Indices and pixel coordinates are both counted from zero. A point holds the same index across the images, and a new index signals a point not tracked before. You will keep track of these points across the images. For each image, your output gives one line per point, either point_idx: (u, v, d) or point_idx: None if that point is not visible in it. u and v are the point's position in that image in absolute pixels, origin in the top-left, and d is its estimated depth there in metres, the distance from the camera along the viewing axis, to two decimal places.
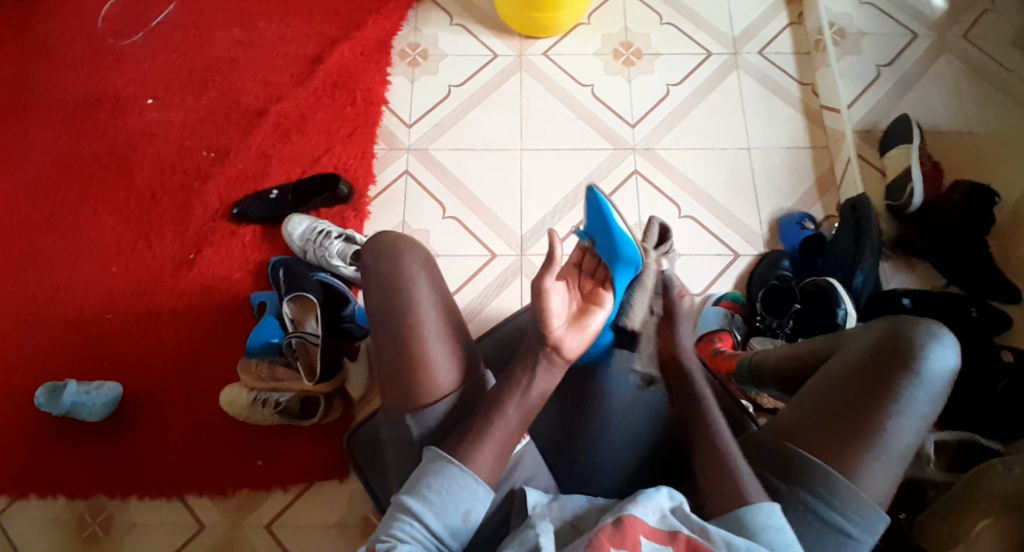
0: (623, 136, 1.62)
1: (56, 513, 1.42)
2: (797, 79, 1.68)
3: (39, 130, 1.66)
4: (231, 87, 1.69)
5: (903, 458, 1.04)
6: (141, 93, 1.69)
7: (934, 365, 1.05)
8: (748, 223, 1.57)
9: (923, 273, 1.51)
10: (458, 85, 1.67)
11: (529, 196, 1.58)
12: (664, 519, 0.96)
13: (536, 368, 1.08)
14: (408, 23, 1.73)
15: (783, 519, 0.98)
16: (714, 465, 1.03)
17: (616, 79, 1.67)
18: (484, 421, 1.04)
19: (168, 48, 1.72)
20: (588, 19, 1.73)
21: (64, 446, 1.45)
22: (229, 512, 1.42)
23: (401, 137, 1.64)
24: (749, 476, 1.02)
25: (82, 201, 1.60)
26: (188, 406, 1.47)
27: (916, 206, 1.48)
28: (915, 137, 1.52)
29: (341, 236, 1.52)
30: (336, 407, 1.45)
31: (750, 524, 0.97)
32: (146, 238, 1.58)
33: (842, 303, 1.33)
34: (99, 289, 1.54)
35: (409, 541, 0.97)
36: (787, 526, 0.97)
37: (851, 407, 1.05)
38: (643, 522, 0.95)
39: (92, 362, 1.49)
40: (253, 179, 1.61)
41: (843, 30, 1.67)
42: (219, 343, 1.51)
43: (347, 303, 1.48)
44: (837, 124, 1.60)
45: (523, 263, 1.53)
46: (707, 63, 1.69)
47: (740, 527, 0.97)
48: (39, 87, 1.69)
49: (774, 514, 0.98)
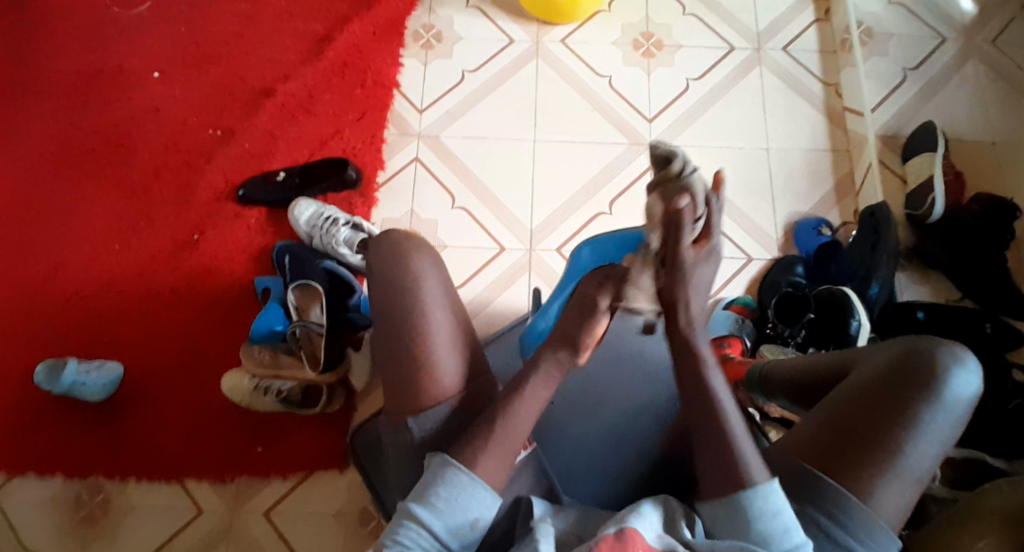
0: (639, 131, 1.59)
1: (54, 493, 1.41)
2: (821, 78, 1.64)
3: (42, 99, 1.62)
4: (239, 63, 1.64)
5: (919, 481, 1.03)
6: (146, 66, 1.64)
7: (953, 388, 1.04)
8: (763, 225, 1.54)
9: (938, 284, 1.49)
10: (471, 71, 1.63)
11: (540, 189, 1.54)
12: (659, 538, 0.94)
13: (547, 381, 1.06)
14: (421, 3, 1.68)
15: (783, 501, 0.94)
16: (715, 467, 0.98)
17: (634, 70, 1.63)
18: (477, 430, 1.02)
19: (175, 20, 1.68)
20: (607, 6, 1.68)
21: (63, 425, 1.44)
22: (227, 497, 1.41)
23: (411, 123, 1.60)
24: (759, 469, 0.96)
25: (84, 175, 1.57)
26: (188, 390, 1.46)
27: (935, 217, 1.46)
28: (940, 145, 1.48)
29: (348, 223, 1.49)
30: (338, 398, 1.43)
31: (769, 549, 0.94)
32: (149, 216, 1.55)
33: (856, 315, 1.32)
34: (100, 265, 1.52)
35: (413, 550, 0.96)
36: (785, 507, 0.94)
37: (868, 427, 1.04)
38: (643, 538, 0.92)
39: (91, 341, 1.47)
40: (259, 161, 1.58)
41: (871, 31, 1.62)
42: (221, 328, 1.49)
43: (353, 292, 1.46)
44: (859, 128, 1.57)
45: (533, 258, 1.50)
46: (729, 57, 1.64)
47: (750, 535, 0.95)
48: (41, 55, 1.65)
49: (773, 497, 0.94)
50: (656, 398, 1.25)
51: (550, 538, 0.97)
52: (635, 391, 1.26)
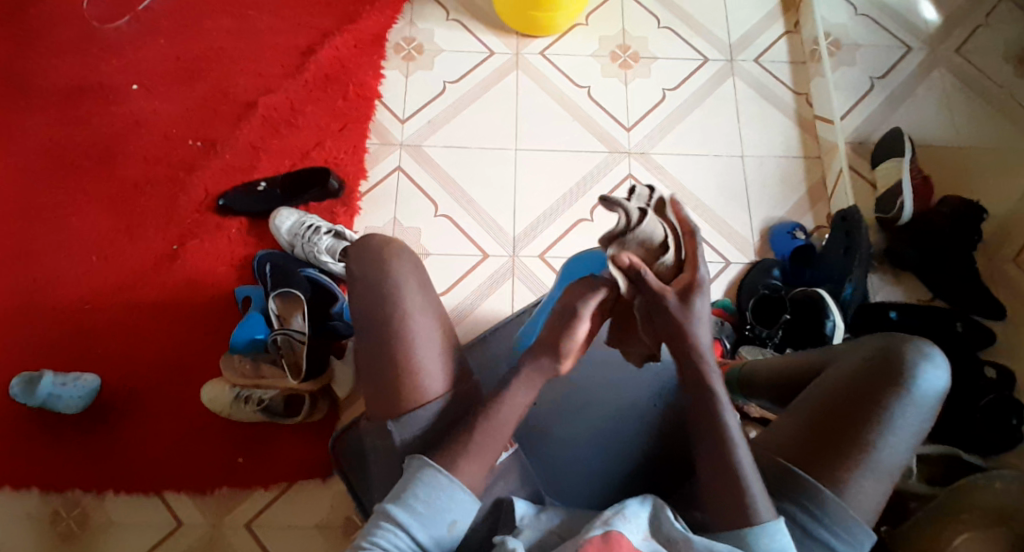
0: (618, 139, 1.62)
1: (28, 509, 1.38)
2: (791, 88, 1.69)
3: (20, 112, 1.61)
4: (220, 76, 1.65)
5: (892, 475, 1.05)
6: (126, 79, 1.64)
7: (924, 382, 1.06)
8: (739, 230, 1.57)
9: (911, 286, 1.52)
10: (453, 82, 1.65)
11: (523, 196, 1.56)
12: (645, 540, 0.96)
13: (530, 383, 1.02)
14: (403, 16, 1.71)
15: (786, 538, 0.97)
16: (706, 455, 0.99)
17: (612, 81, 1.67)
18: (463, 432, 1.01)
19: (155, 34, 1.68)
20: (586, 20, 1.72)
21: (39, 439, 1.41)
22: (208, 510, 1.39)
23: (393, 133, 1.61)
24: (751, 470, 0.98)
25: (61, 187, 1.56)
26: (168, 402, 1.44)
27: (906, 218, 1.49)
28: (908, 150, 1.53)
29: (331, 232, 1.49)
30: (321, 408, 1.42)
31: (748, 536, 0.96)
32: (128, 228, 1.54)
33: (830, 315, 1.35)
34: (77, 278, 1.50)
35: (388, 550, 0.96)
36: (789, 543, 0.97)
37: (843, 422, 1.06)
38: (628, 539, 0.94)
39: (68, 354, 1.45)
40: (242, 171, 1.58)
41: (838, 42, 1.68)
42: (202, 338, 1.48)
43: (335, 300, 1.44)
44: (830, 135, 1.62)
45: (516, 265, 1.52)
46: (703, 69, 1.69)
47: (736, 531, 0.97)
48: (19, 68, 1.64)
49: (779, 534, 0.96)
50: (641, 398, 1.23)
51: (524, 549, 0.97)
52: (621, 394, 1.24)
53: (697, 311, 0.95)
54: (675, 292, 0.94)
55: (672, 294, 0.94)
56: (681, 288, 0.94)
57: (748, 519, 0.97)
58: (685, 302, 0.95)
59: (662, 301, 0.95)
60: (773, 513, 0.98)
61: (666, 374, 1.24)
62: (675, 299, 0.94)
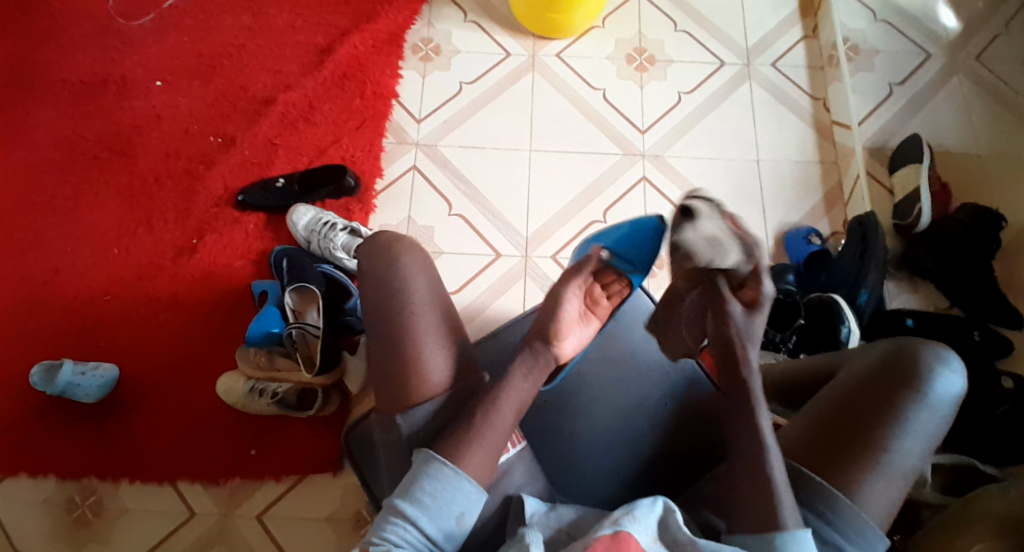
0: (632, 141, 1.62)
1: (45, 495, 1.41)
2: (808, 92, 1.68)
3: (47, 107, 1.65)
4: (241, 74, 1.68)
5: (906, 479, 1.04)
6: (150, 76, 1.68)
7: (939, 387, 1.05)
8: (753, 234, 1.57)
9: (927, 294, 1.50)
10: (469, 83, 1.67)
11: (537, 197, 1.57)
12: (654, 541, 0.95)
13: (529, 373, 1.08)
14: (421, 17, 1.73)
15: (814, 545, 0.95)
16: None
17: (627, 84, 1.67)
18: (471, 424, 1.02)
19: (179, 32, 1.72)
20: (602, 22, 1.73)
21: (58, 426, 1.44)
22: (220, 500, 1.41)
23: (409, 132, 1.63)
24: (784, 483, 0.97)
25: (86, 181, 1.59)
26: (183, 393, 1.46)
27: (923, 226, 1.48)
28: (926, 156, 1.52)
29: (346, 229, 1.52)
30: (333, 401, 1.43)
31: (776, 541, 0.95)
32: (149, 222, 1.57)
33: (847, 321, 1.34)
34: (99, 270, 1.53)
35: (398, 544, 0.96)
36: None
37: (855, 425, 1.05)
38: (637, 540, 0.94)
39: (87, 344, 1.48)
40: (259, 167, 1.61)
41: (856, 47, 1.67)
42: (217, 331, 1.50)
43: (349, 297, 1.48)
44: (846, 140, 1.61)
45: (527, 264, 1.52)
46: (719, 72, 1.69)
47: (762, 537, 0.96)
48: (48, 64, 1.68)
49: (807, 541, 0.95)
50: (648, 398, 1.22)
51: (541, 542, 0.97)
52: (624, 396, 1.22)
53: (753, 325, 1.02)
54: (740, 303, 1.02)
55: (738, 305, 1.02)
56: (752, 300, 1.02)
57: (773, 523, 0.95)
58: (747, 314, 1.02)
59: (725, 308, 1.02)
60: (800, 522, 0.96)
61: (676, 373, 1.23)
62: (741, 309, 1.02)
